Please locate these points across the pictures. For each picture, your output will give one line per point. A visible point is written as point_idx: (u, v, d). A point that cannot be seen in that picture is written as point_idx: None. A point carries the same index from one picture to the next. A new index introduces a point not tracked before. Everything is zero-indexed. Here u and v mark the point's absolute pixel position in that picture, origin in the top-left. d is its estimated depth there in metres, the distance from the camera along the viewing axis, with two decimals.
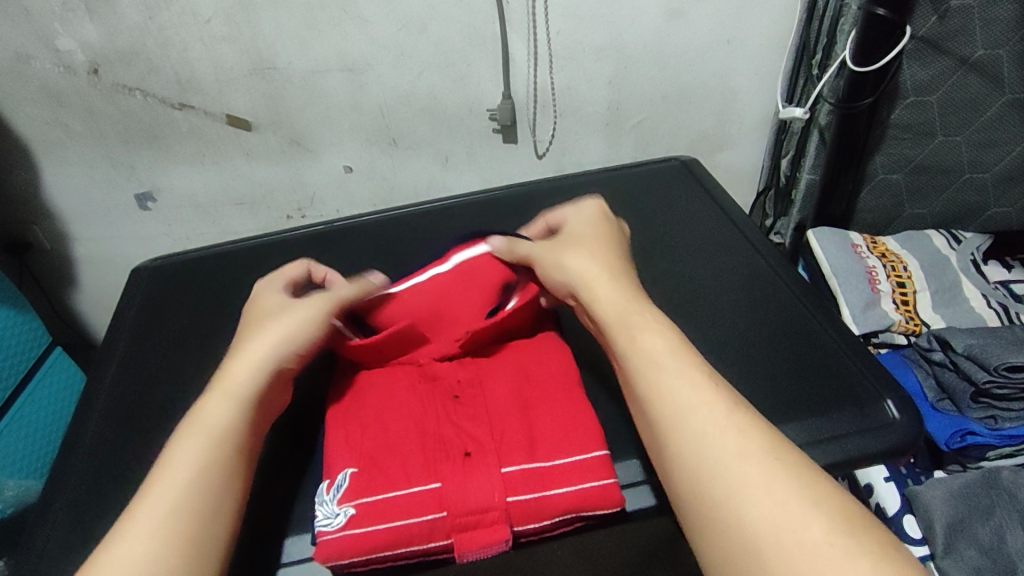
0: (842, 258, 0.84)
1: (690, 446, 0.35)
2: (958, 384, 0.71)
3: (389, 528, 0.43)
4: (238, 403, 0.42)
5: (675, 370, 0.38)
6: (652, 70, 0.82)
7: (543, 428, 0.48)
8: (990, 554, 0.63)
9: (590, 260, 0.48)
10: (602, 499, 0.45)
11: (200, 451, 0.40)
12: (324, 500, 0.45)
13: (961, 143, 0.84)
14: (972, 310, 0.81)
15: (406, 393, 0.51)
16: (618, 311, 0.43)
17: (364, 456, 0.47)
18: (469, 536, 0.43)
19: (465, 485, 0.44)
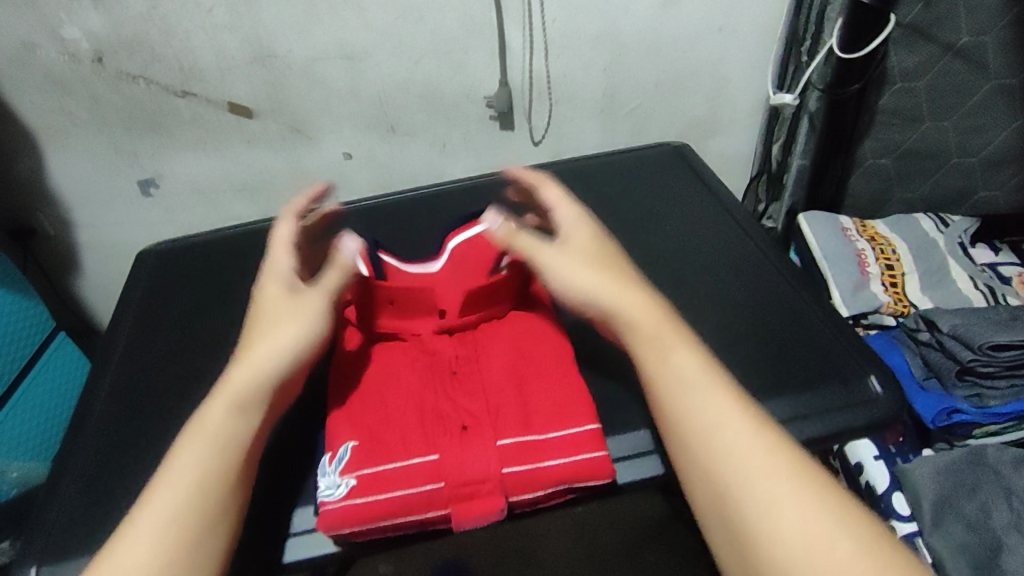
0: (832, 242, 0.86)
1: (725, 460, 0.36)
2: (943, 363, 0.73)
3: (389, 497, 0.45)
4: (237, 415, 0.42)
5: (702, 390, 0.39)
6: (646, 58, 0.83)
7: (536, 403, 0.50)
8: (976, 529, 0.65)
9: (614, 282, 0.45)
10: (593, 471, 0.47)
11: (198, 466, 0.40)
12: (327, 471, 0.47)
13: (948, 129, 0.86)
14: (960, 292, 0.83)
15: (407, 371, 0.53)
16: (649, 333, 0.42)
17: (366, 430, 0.49)
18: (464, 506, 0.45)
19: (461, 458, 0.46)
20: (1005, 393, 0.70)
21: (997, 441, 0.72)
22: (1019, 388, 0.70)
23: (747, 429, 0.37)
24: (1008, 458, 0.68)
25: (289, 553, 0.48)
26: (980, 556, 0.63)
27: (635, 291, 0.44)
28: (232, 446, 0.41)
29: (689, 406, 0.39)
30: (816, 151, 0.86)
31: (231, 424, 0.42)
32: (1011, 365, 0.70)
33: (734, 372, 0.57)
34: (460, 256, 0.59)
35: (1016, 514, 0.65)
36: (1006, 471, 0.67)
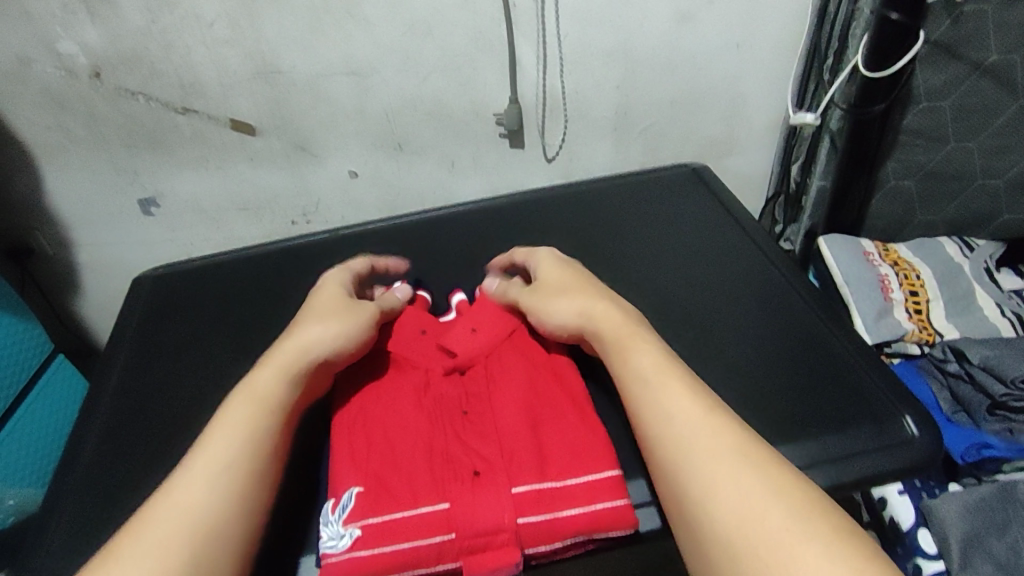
0: (853, 265, 0.82)
1: (675, 444, 0.39)
2: (974, 396, 0.69)
3: (396, 549, 0.42)
4: (282, 381, 0.46)
5: (659, 386, 0.42)
6: (660, 75, 0.81)
7: (552, 447, 0.47)
8: (1008, 570, 0.62)
9: (586, 300, 0.50)
10: (615, 520, 0.43)
11: (248, 423, 0.43)
12: (330, 521, 0.44)
13: (974, 150, 0.83)
14: (987, 320, 0.80)
15: (414, 411, 0.50)
16: (617, 335, 0.47)
17: (372, 475, 0.46)
18: (478, 558, 0.42)
19: (474, 506, 0.43)
20: None
21: None
22: None
23: (701, 422, 0.39)
24: None
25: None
26: None
27: (603, 302, 0.50)
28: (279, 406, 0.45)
29: (653, 405, 0.41)
30: (836, 172, 0.82)
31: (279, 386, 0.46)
32: None
33: (757, 411, 0.54)
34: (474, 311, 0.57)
35: None
36: None
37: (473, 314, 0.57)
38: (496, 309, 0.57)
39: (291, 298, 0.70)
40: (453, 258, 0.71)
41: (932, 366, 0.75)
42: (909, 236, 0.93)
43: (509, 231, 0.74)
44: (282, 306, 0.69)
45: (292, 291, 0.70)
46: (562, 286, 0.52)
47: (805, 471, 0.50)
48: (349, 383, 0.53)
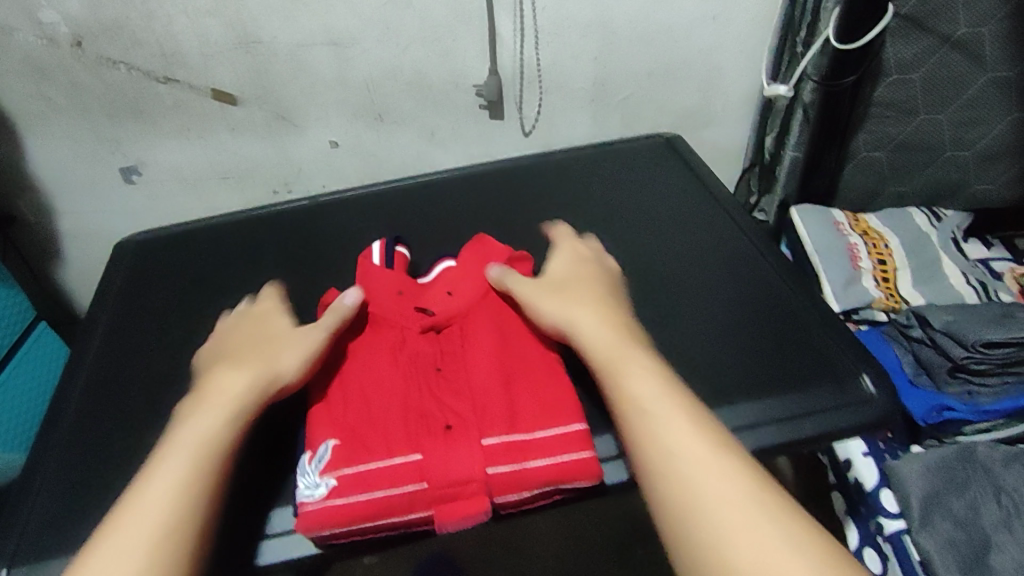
0: (823, 234, 0.85)
1: (687, 484, 0.38)
2: (935, 359, 0.72)
3: (370, 498, 0.44)
4: (225, 418, 0.45)
5: (663, 418, 0.41)
6: (638, 47, 0.82)
7: (523, 403, 0.49)
8: (965, 527, 0.65)
9: (584, 312, 0.50)
10: (580, 471, 0.46)
11: (176, 470, 0.41)
12: (307, 471, 0.46)
13: (943, 121, 0.85)
14: (952, 287, 0.82)
15: (390, 368, 0.52)
16: (608, 347, 0.47)
17: (347, 430, 0.48)
18: (448, 507, 0.44)
19: (446, 458, 0.45)
20: (996, 390, 0.70)
21: (985, 438, 0.72)
22: (1010, 384, 0.70)
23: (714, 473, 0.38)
24: (998, 456, 0.68)
25: (264, 554, 0.47)
26: (968, 554, 0.63)
27: (603, 316, 0.50)
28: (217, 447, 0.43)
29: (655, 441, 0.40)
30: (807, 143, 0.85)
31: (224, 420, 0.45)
32: (1004, 362, 0.69)
33: (721, 370, 0.56)
34: (458, 273, 0.59)
35: (1005, 512, 0.65)
36: (996, 468, 0.67)
37: (454, 276, 0.59)
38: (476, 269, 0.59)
39: (273, 265, 0.71)
40: (433, 227, 0.72)
41: (895, 332, 0.78)
42: (880, 207, 0.95)
43: (488, 200, 0.75)
44: (263, 272, 0.70)
45: (274, 258, 0.72)
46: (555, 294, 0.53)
47: (765, 425, 0.52)
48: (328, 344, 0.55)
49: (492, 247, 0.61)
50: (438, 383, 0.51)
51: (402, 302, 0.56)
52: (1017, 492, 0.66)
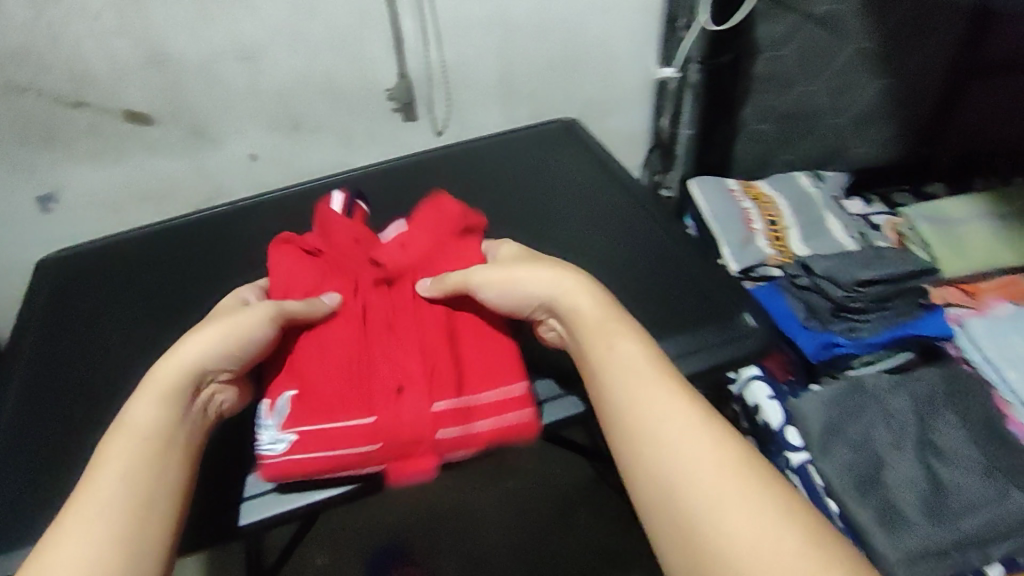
0: (718, 202, 0.93)
1: (678, 456, 0.40)
2: (820, 303, 0.81)
3: (330, 457, 0.49)
4: (165, 413, 0.44)
5: (648, 384, 0.43)
6: (537, 42, 0.88)
7: (469, 370, 0.54)
8: (860, 450, 0.73)
9: (569, 283, 0.50)
10: (522, 431, 0.51)
11: (102, 548, 0.37)
12: (267, 426, 0.50)
13: (818, 90, 0.94)
14: (834, 239, 0.91)
15: (343, 325, 0.54)
16: (594, 319, 0.48)
17: (304, 382, 0.52)
18: (402, 464, 0.50)
19: (399, 419, 0.50)
20: (875, 324, 0.78)
21: (874, 369, 0.81)
22: (886, 316, 0.78)
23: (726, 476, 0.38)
24: (884, 384, 0.76)
25: (247, 514, 0.50)
26: (864, 473, 0.71)
27: (584, 284, 0.50)
28: (155, 511, 0.40)
29: (655, 452, 0.40)
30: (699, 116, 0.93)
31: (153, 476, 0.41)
32: (879, 299, 0.77)
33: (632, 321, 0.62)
34: (415, 229, 0.60)
35: (893, 433, 0.73)
36: (883, 395, 0.76)
37: (411, 232, 0.61)
38: (432, 225, 0.61)
39: (205, 270, 0.73)
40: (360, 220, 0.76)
41: (789, 284, 0.85)
42: (773, 169, 1.04)
43: (410, 193, 0.79)
44: (194, 277, 0.72)
45: (204, 264, 0.74)
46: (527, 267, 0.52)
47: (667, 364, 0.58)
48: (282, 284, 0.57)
49: (447, 208, 0.62)
50: (388, 342, 0.54)
51: (360, 249, 0.59)
52: (906, 416, 0.74)
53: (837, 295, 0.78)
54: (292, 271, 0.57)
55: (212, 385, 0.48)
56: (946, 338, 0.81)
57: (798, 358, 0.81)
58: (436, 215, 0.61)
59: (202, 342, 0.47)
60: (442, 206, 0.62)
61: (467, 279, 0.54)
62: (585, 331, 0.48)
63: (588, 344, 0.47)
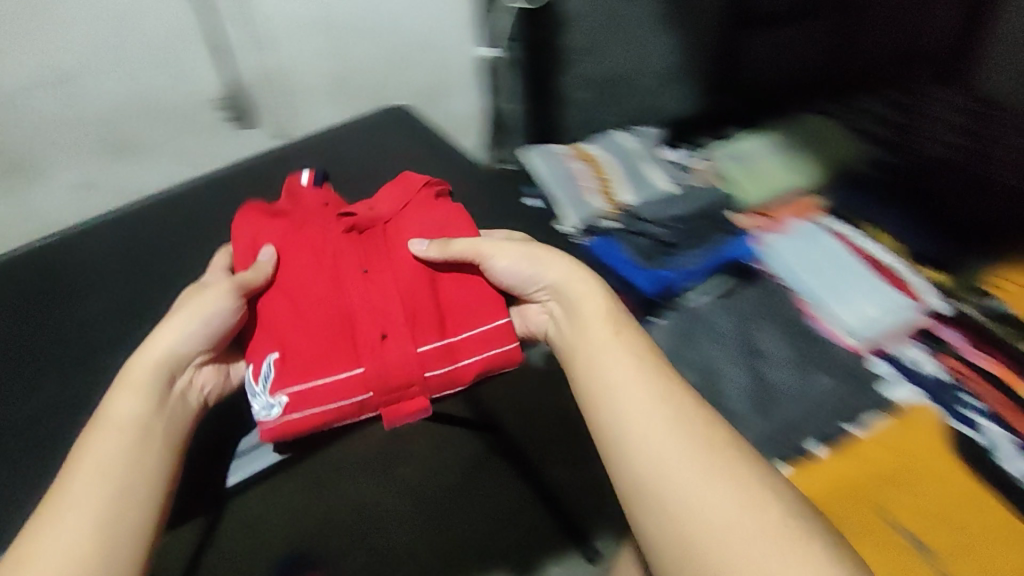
0: (552, 169, 1.03)
1: (666, 439, 0.50)
2: (648, 245, 0.91)
3: (323, 409, 0.58)
4: (139, 405, 0.53)
5: (644, 375, 0.54)
6: (363, 37, 1.01)
7: (445, 309, 0.63)
8: (699, 368, 0.84)
9: (584, 280, 0.60)
10: (506, 357, 0.62)
11: (83, 531, 0.46)
12: (258, 393, 0.58)
13: (622, 56, 1.06)
14: (657, 188, 1.02)
15: (316, 278, 0.62)
16: (604, 312, 0.58)
17: (285, 343, 0.59)
18: (393, 407, 0.59)
19: (385, 362, 0.59)
20: (694, 257, 0.91)
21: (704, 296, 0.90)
22: (701, 250, 0.91)
23: (700, 471, 0.48)
24: (705, 306, 0.89)
25: (231, 477, 0.62)
26: (703, 386, 0.83)
27: (588, 275, 0.61)
28: (135, 496, 0.49)
29: (649, 430, 0.51)
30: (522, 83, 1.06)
31: (131, 473, 0.50)
32: (688, 236, 0.92)
33: None
34: (388, 193, 0.72)
35: (721, 347, 0.86)
36: (707, 318, 0.88)
37: (381, 199, 0.71)
38: (396, 192, 0.71)
39: (77, 292, 0.77)
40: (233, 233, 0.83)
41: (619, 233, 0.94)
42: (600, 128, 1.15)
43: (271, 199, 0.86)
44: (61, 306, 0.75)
45: (66, 295, 0.77)
46: (543, 251, 0.62)
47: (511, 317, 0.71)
48: (257, 242, 0.65)
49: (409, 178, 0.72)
50: (367, 288, 0.62)
51: (324, 211, 0.70)
52: (729, 331, 0.87)
53: (654, 232, 0.92)
54: (261, 225, 0.66)
55: (190, 368, 0.58)
56: (752, 258, 0.94)
57: (640, 300, 0.89)
58: (404, 185, 0.72)
59: (173, 332, 0.57)
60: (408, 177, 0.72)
61: (477, 249, 0.62)
62: (586, 330, 0.58)
63: (588, 337, 0.57)
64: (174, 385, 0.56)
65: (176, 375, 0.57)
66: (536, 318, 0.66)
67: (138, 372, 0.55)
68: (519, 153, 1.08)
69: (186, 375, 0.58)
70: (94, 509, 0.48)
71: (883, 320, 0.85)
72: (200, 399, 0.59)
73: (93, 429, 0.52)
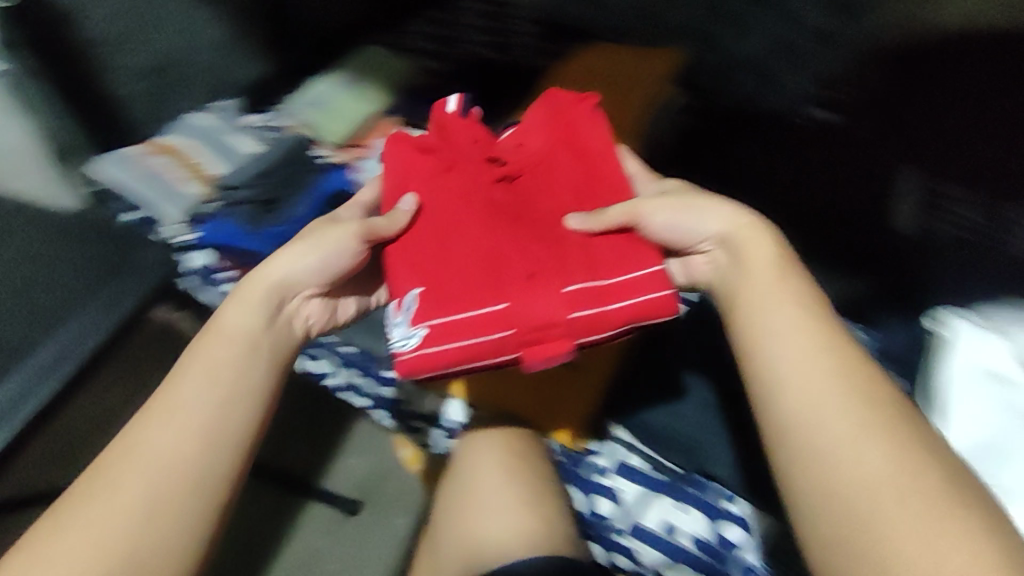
0: (131, 173, 1.03)
1: (823, 402, 0.56)
2: (250, 210, 0.99)
3: (462, 346, 0.62)
4: (253, 317, 0.67)
5: (817, 337, 0.59)
6: None
7: (597, 255, 0.65)
8: None
9: (762, 243, 0.65)
10: (660, 308, 0.63)
11: (199, 419, 0.62)
12: (398, 322, 0.64)
13: (158, 40, 1.08)
14: (243, 154, 1.08)
15: (471, 221, 0.67)
16: (777, 268, 0.63)
17: (427, 276, 0.65)
18: (536, 349, 0.62)
19: (531, 305, 0.62)
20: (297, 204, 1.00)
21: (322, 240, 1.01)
22: (300, 196, 1.01)
23: (856, 431, 0.54)
24: None
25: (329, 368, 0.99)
26: None
27: (765, 232, 0.66)
28: (241, 394, 0.64)
29: (813, 395, 0.57)
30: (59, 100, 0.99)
31: (238, 380, 0.64)
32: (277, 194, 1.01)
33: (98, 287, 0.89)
34: (556, 116, 0.73)
35: None
36: None
37: (547, 128, 0.72)
38: (554, 120, 0.73)
39: None
40: None
41: (221, 209, 1.00)
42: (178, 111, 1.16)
43: None
44: None
45: None
46: (702, 203, 0.68)
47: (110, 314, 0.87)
48: (407, 179, 0.71)
49: (571, 100, 0.74)
50: (518, 228, 0.67)
51: (479, 147, 0.72)
52: None
53: (251, 196, 1.01)
54: (410, 164, 0.71)
55: (296, 299, 0.71)
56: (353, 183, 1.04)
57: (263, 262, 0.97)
58: (578, 111, 0.73)
59: (297, 258, 0.69)
60: (580, 98, 0.74)
61: (634, 211, 0.67)
62: (752, 275, 0.64)
63: (756, 283, 0.63)
64: (282, 309, 0.70)
65: (286, 301, 0.70)
66: (700, 267, 0.71)
67: (258, 284, 0.69)
68: (86, 170, 1.04)
69: (295, 301, 0.71)
70: (214, 399, 0.63)
71: None
72: (302, 326, 0.72)
73: (211, 326, 0.67)
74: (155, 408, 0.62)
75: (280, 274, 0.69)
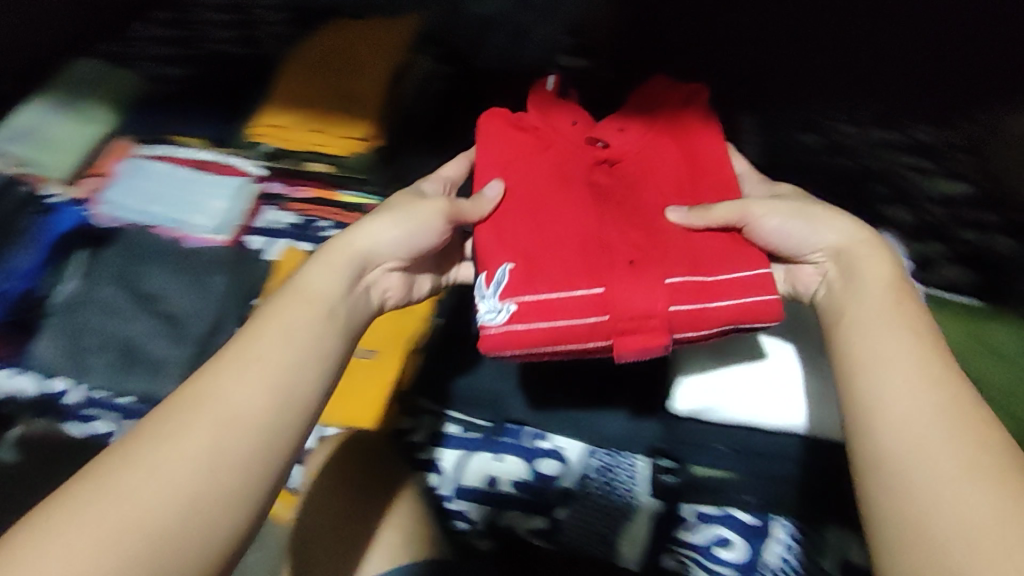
0: None
1: (914, 422, 0.51)
2: None
3: (552, 326, 0.60)
4: (339, 273, 0.61)
5: (919, 360, 0.54)
6: None
7: (693, 253, 0.64)
8: (101, 343, 0.87)
9: (882, 262, 0.60)
10: (761, 312, 0.61)
11: (259, 387, 0.52)
12: (488, 296, 0.62)
13: None
14: None
15: (567, 201, 0.66)
16: (891, 279, 0.59)
17: (521, 254, 0.63)
18: (626, 339, 0.60)
19: (626, 292, 0.60)
20: (18, 259, 0.90)
21: (64, 285, 0.92)
22: (18, 253, 0.91)
23: (955, 472, 0.47)
24: (74, 287, 0.91)
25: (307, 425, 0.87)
26: (93, 354, 0.87)
27: (882, 252, 0.61)
28: (303, 362, 0.54)
29: (903, 413, 0.51)
30: None
31: (313, 347, 0.56)
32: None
33: None
34: (656, 124, 0.74)
35: (116, 315, 0.88)
36: (83, 300, 0.89)
37: (644, 139, 0.73)
38: (654, 131, 0.73)
39: None
40: None
41: None
42: None
43: None
44: None
45: None
46: (822, 214, 0.64)
47: None
48: (502, 156, 0.70)
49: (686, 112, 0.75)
50: (613, 212, 0.66)
51: (576, 132, 0.72)
52: (112, 297, 0.89)
53: None
54: (503, 139, 0.71)
55: (379, 270, 0.65)
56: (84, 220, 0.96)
57: None
58: (699, 138, 0.73)
59: (387, 221, 0.64)
60: (696, 118, 0.75)
61: (745, 210, 0.65)
62: (864, 293, 0.59)
63: (862, 301, 0.59)
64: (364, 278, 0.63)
65: (370, 267, 0.64)
66: (811, 280, 0.65)
67: (354, 241, 0.63)
68: None
69: (378, 272, 0.64)
70: (280, 367, 0.53)
71: (227, 208, 0.99)
72: (378, 300, 0.66)
73: (293, 277, 0.61)
74: (221, 362, 0.53)
75: (367, 245, 0.63)
